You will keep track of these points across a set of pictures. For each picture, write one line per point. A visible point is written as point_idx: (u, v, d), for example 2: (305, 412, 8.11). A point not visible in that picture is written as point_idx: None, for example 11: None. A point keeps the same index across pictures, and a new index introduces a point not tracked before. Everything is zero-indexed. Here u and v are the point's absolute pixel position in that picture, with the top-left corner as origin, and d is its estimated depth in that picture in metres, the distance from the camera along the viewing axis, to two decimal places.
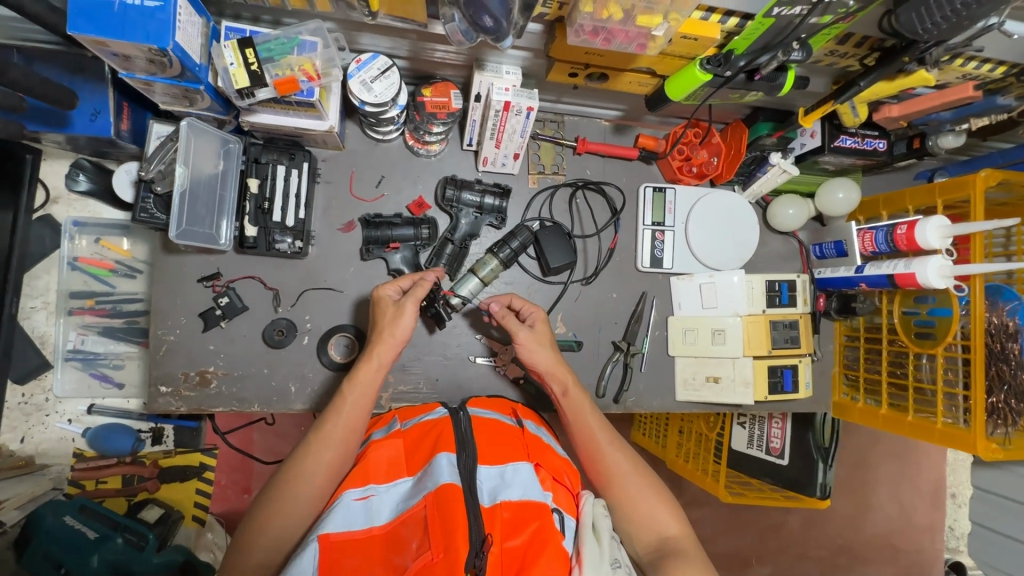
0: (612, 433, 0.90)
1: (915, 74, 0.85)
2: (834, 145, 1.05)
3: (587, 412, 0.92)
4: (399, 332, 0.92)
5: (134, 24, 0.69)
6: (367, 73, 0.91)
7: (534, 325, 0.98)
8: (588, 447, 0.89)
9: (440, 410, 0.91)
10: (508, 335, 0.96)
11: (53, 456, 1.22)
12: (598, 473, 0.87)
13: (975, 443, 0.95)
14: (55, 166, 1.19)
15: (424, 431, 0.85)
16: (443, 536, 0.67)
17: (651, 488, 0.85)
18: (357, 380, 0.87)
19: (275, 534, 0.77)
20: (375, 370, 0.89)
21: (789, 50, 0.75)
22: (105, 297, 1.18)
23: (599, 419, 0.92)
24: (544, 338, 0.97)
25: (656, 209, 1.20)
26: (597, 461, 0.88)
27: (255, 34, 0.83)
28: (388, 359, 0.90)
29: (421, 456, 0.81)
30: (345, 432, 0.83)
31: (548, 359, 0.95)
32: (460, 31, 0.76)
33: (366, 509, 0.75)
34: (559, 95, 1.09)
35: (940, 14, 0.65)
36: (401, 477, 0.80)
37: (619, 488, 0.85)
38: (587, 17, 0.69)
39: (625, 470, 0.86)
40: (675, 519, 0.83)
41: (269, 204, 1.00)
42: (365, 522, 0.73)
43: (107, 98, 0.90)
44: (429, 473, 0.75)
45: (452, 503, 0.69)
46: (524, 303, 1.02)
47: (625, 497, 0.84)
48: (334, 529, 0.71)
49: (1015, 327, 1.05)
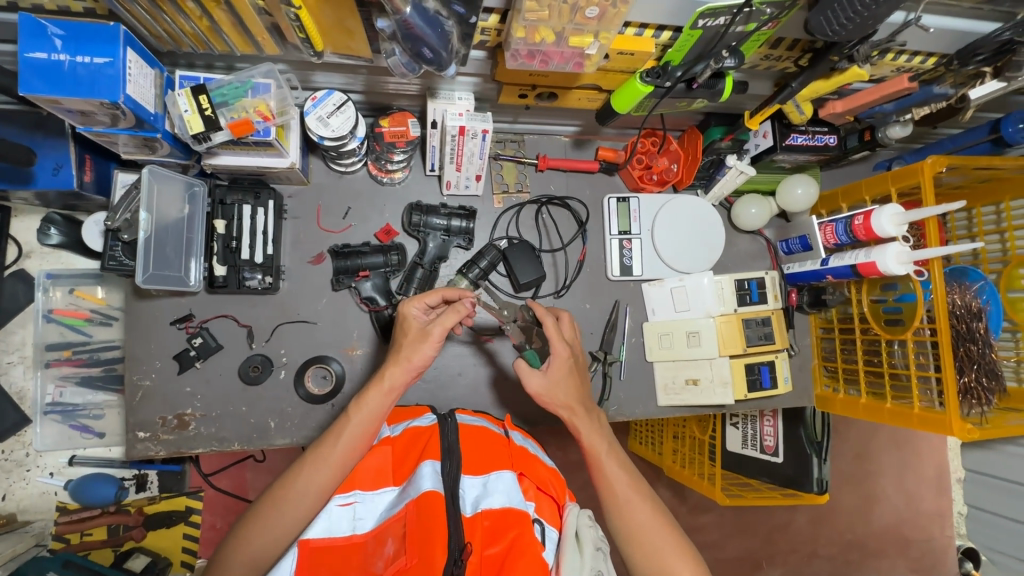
0: (636, 482, 0.87)
1: (849, 71, 0.87)
2: (786, 144, 1.08)
3: (610, 461, 0.88)
4: (414, 356, 0.86)
5: (85, 82, 0.72)
6: (323, 109, 0.93)
7: (550, 367, 0.92)
8: (616, 501, 0.84)
9: (430, 416, 0.89)
10: (522, 383, 0.91)
11: (36, 512, 1.22)
12: (617, 529, 0.84)
13: (951, 425, 0.95)
14: (27, 222, 1.20)
15: (412, 438, 0.84)
16: (420, 544, 0.66)
17: (671, 543, 0.81)
18: (362, 405, 0.84)
19: (259, 546, 0.78)
20: (384, 394, 0.84)
21: (720, 59, 0.79)
22: (81, 347, 1.18)
23: (620, 464, 0.88)
24: (563, 375, 0.92)
25: (622, 218, 1.22)
26: (619, 517, 0.84)
27: (209, 80, 0.85)
28: (400, 383, 0.86)
29: (407, 467, 0.79)
30: (343, 456, 0.81)
31: (570, 399, 0.91)
32: (403, 63, 0.78)
33: (350, 516, 0.76)
34: (516, 116, 1.13)
35: (845, 15, 0.68)
36: (387, 486, 0.79)
37: (638, 545, 0.81)
38: (520, 42, 0.72)
39: (644, 523, 0.82)
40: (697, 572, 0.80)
41: (237, 242, 1.02)
42: (347, 530, 0.75)
43: (69, 153, 0.92)
44: (412, 482, 0.75)
45: (432, 512, 0.68)
46: (552, 332, 0.92)
47: (646, 555, 0.81)
48: (315, 536, 0.73)
49: (978, 307, 1.06)
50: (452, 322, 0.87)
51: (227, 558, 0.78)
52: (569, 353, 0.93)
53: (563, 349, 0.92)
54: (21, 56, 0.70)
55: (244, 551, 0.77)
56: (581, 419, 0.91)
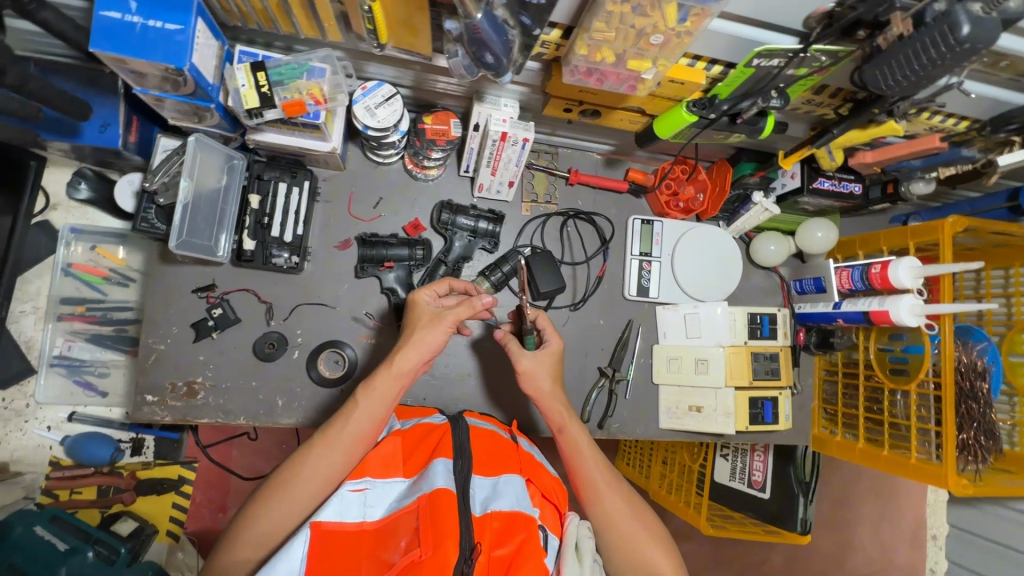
0: (610, 470, 0.87)
1: (886, 124, 0.90)
2: (812, 187, 1.11)
3: (586, 448, 0.88)
4: (425, 342, 0.87)
5: (154, 44, 0.73)
6: (371, 99, 0.95)
7: (544, 350, 0.94)
8: (590, 489, 0.85)
9: (441, 415, 0.92)
10: (511, 360, 0.93)
11: (28, 464, 1.20)
12: (594, 516, 0.84)
13: (946, 479, 0.97)
14: (58, 174, 1.21)
15: (424, 434, 0.86)
16: (433, 537, 0.66)
17: (645, 531, 0.82)
18: (371, 389, 0.84)
19: (266, 529, 0.78)
20: (392, 379, 0.85)
21: (767, 98, 0.81)
22: (95, 304, 1.20)
23: (598, 454, 0.89)
24: (549, 367, 0.93)
25: (644, 240, 1.24)
26: (595, 505, 0.84)
27: (267, 58, 0.86)
28: (408, 367, 0.86)
29: (418, 461, 0.81)
30: (351, 441, 0.81)
31: (544, 386, 0.92)
32: (463, 65, 0.80)
33: (361, 503, 0.75)
34: (554, 128, 1.15)
35: (902, 74, 0.68)
36: (396, 477, 0.80)
37: (613, 537, 0.82)
38: (581, 59, 0.74)
39: (618, 513, 0.83)
40: (672, 566, 0.81)
41: (269, 219, 1.03)
42: (358, 516, 0.74)
43: (117, 112, 0.93)
44: (424, 477, 0.75)
45: (445, 508, 0.68)
46: (547, 325, 0.98)
47: (620, 541, 0.81)
48: (327, 519, 0.72)
49: (983, 366, 1.08)
50: (466, 314, 0.90)
51: (233, 538, 0.78)
52: (562, 347, 0.95)
53: (558, 337, 0.96)
54: (96, 15, 0.72)
55: (249, 534, 0.77)
56: (558, 408, 0.91)
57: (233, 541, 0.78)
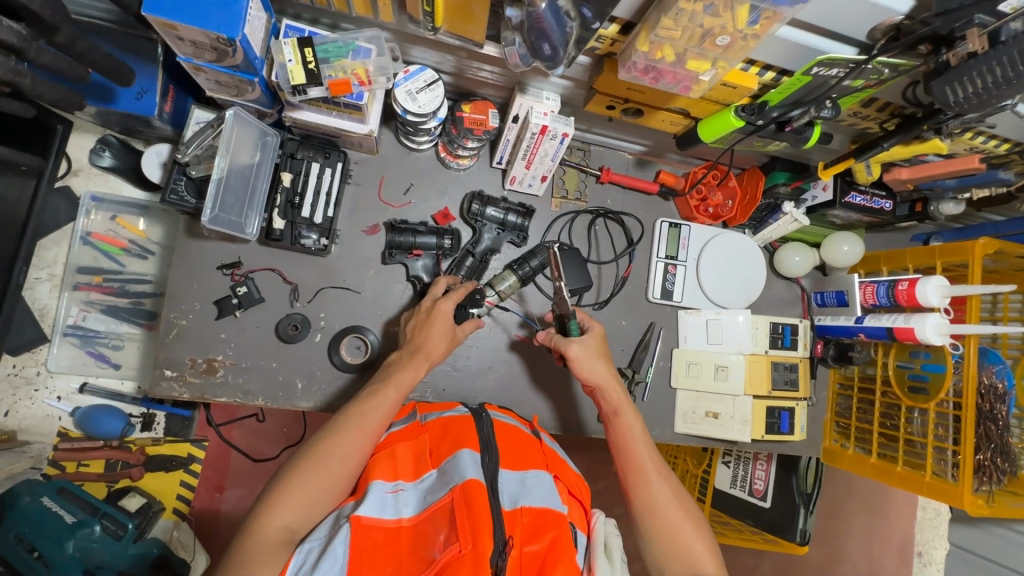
0: (657, 457, 0.88)
1: (929, 141, 0.90)
2: (845, 201, 1.10)
3: (637, 433, 0.89)
4: (433, 350, 0.93)
5: (209, 12, 0.71)
6: (413, 84, 0.93)
7: (587, 338, 0.96)
8: (636, 474, 0.85)
9: (461, 408, 0.90)
10: (560, 348, 0.94)
11: (35, 433, 1.19)
12: (638, 502, 0.84)
13: (962, 498, 0.99)
14: (81, 140, 1.19)
15: (444, 428, 0.84)
16: (469, 528, 0.65)
17: (689, 521, 0.82)
18: (401, 370, 0.89)
19: (311, 495, 0.74)
20: (419, 363, 0.91)
21: (820, 107, 0.81)
22: (113, 275, 1.21)
23: (648, 441, 0.90)
24: (596, 351, 0.96)
25: (671, 243, 1.24)
26: (639, 489, 0.84)
27: (314, 35, 0.85)
28: (436, 351, 0.93)
29: (445, 451, 0.79)
30: (388, 412, 0.84)
31: (602, 370, 0.94)
32: (519, 54, 0.79)
33: (395, 501, 0.73)
34: (591, 125, 1.14)
35: (971, 90, 0.68)
36: (428, 472, 0.78)
37: (657, 520, 0.82)
38: (641, 56, 0.73)
39: (663, 497, 0.83)
40: (713, 559, 0.80)
41: (300, 199, 1.01)
42: (394, 513, 0.72)
43: (156, 80, 0.92)
44: (452, 467, 0.74)
45: (478, 500, 0.68)
46: (586, 315, 1.01)
47: (663, 529, 0.81)
48: (367, 513, 0.69)
49: (1003, 389, 1.09)
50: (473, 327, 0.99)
51: (273, 507, 0.72)
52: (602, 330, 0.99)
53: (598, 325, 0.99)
54: None
55: (291, 501, 0.73)
56: (614, 392, 0.92)
57: (274, 509, 0.72)
